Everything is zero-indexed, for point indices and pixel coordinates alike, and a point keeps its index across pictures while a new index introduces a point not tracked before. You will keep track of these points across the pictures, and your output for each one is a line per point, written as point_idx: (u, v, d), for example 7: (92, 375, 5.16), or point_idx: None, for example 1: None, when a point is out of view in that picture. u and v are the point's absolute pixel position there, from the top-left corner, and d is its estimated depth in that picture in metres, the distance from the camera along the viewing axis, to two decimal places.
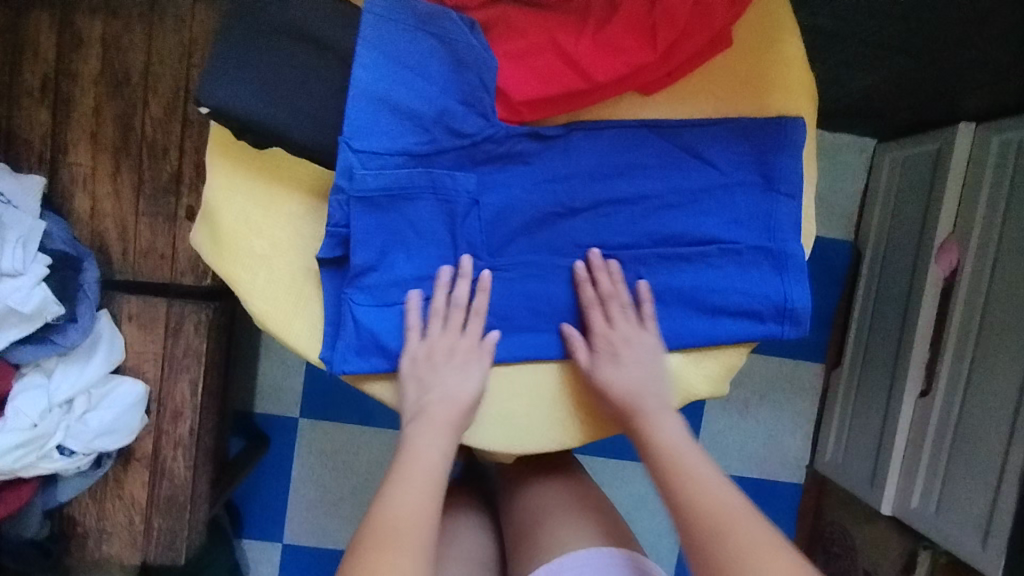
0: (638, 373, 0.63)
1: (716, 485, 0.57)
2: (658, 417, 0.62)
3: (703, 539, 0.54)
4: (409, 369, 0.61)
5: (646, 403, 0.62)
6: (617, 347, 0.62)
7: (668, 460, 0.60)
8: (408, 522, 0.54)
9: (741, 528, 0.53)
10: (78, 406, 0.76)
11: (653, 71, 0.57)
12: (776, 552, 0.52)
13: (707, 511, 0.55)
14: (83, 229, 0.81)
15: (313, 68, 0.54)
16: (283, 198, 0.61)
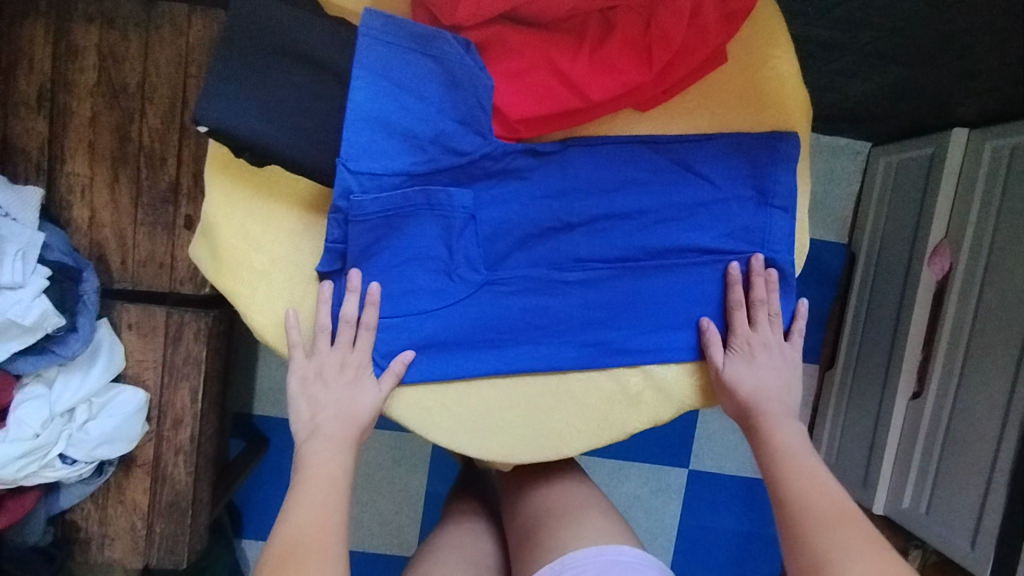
0: (769, 378, 0.65)
1: (828, 488, 0.58)
2: (773, 421, 0.64)
3: (806, 529, 0.55)
4: (300, 388, 0.62)
5: (769, 405, 0.64)
6: (754, 350, 0.64)
7: (783, 461, 0.61)
8: (308, 534, 0.55)
9: (845, 532, 0.54)
10: (79, 415, 0.77)
11: (648, 89, 0.58)
12: (877, 550, 0.53)
13: (820, 509, 0.56)
14: (81, 238, 0.82)
15: (312, 88, 0.55)
16: (281, 214, 0.61)
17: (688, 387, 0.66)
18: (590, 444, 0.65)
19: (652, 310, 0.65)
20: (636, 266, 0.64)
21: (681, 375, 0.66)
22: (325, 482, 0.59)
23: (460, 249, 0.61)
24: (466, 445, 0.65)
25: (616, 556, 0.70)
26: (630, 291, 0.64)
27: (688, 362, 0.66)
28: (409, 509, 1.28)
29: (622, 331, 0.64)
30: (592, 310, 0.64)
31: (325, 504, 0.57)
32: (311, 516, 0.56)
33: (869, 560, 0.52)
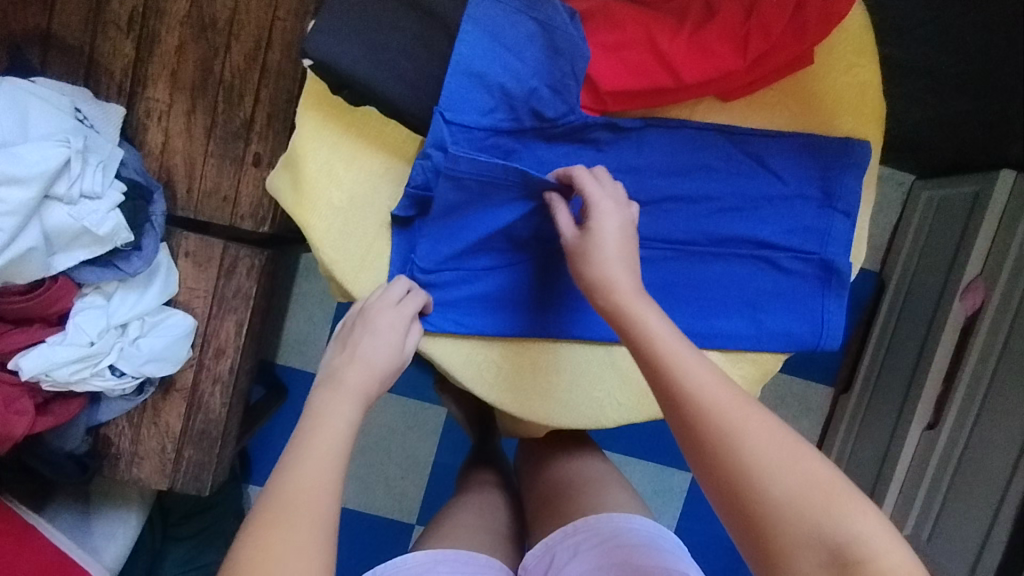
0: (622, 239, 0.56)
1: (707, 372, 0.49)
2: (634, 301, 0.54)
3: (715, 449, 0.46)
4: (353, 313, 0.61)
5: (620, 288, 0.54)
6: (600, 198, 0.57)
7: (651, 350, 0.51)
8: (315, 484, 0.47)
9: (752, 425, 0.46)
10: (132, 330, 0.79)
11: (737, 79, 0.60)
12: (787, 453, 0.45)
13: (715, 407, 0.47)
14: (153, 162, 0.84)
15: (419, 35, 0.57)
16: (366, 155, 0.63)
17: (730, 374, 0.67)
18: (628, 416, 0.67)
19: (705, 295, 0.66)
20: (694, 251, 0.66)
21: (724, 363, 0.67)
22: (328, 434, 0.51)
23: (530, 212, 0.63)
24: (508, 403, 0.66)
25: (626, 522, 0.72)
26: (686, 275, 0.66)
27: (732, 350, 0.67)
28: (415, 476, 1.30)
29: (675, 313, 0.66)
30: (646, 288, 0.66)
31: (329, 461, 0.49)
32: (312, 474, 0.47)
33: (784, 464, 0.44)
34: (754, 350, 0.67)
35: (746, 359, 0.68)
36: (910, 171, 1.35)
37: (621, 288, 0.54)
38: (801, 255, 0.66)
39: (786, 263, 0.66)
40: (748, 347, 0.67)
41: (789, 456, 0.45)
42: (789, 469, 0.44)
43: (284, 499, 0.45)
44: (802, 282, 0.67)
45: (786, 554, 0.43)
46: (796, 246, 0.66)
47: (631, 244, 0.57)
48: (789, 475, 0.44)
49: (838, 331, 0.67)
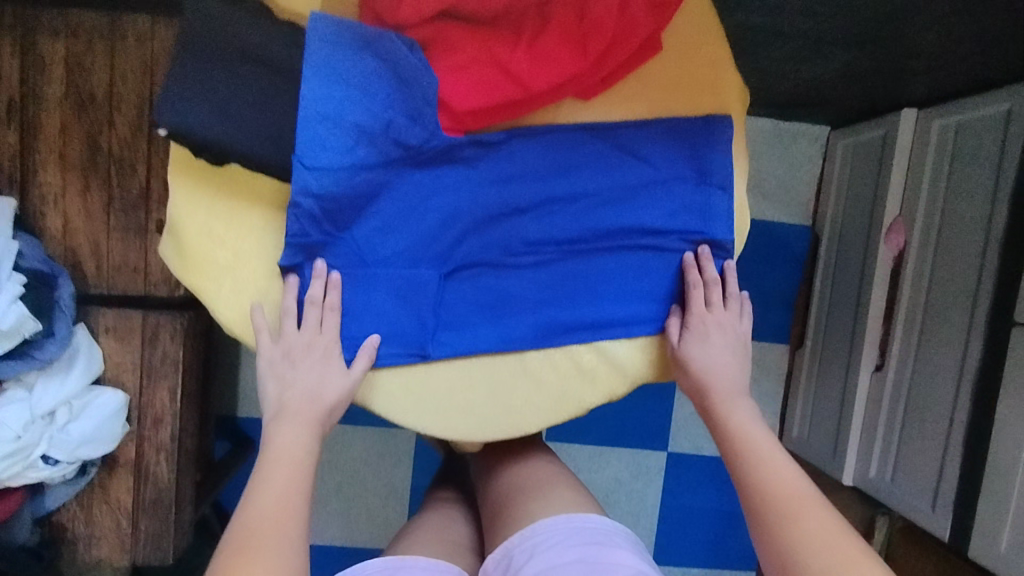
0: (728, 362, 0.68)
1: (778, 468, 0.61)
2: (728, 403, 0.67)
3: (773, 521, 0.57)
4: (270, 362, 0.63)
5: (726, 388, 0.67)
6: (708, 330, 0.67)
7: (739, 445, 0.64)
8: (271, 528, 0.55)
9: (809, 512, 0.57)
10: (60, 417, 0.79)
11: (587, 78, 0.61)
12: (837, 535, 0.55)
13: (777, 492, 0.59)
14: (55, 246, 0.84)
15: (265, 89, 0.57)
16: (242, 211, 0.63)
17: (641, 359, 0.69)
18: (548, 421, 0.69)
19: (604, 290, 0.68)
20: (586, 247, 0.67)
21: (633, 351, 0.69)
22: (280, 475, 0.59)
23: (414, 238, 0.64)
24: (429, 427, 0.68)
25: (583, 523, 0.73)
26: (581, 272, 0.67)
27: (638, 337, 0.69)
28: (394, 502, 1.30)
29: (578, 313, 0.67)
30: (544, 292, 0.67)
31: (286, 500, 0.57)
32: (269, 520, 0.55)
33: (828, 540, 0.54)
34: (659, 333, 0.69)
35: (653, 343, 0.69)
36: (824, 124, 1.39)
37: (720, 388, 0.67)
38: (688, 233, 0.68)
39: (675, 244, 0.68)
40: (651, 330, 0.69)
41: (834, 543, 0.54)
42: (825, 546, 0.54)
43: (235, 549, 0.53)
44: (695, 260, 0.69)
45: None
46: (681, 226, 0.68)
47: (740, 348, 0.69)
48: (829, 553, 0.54)
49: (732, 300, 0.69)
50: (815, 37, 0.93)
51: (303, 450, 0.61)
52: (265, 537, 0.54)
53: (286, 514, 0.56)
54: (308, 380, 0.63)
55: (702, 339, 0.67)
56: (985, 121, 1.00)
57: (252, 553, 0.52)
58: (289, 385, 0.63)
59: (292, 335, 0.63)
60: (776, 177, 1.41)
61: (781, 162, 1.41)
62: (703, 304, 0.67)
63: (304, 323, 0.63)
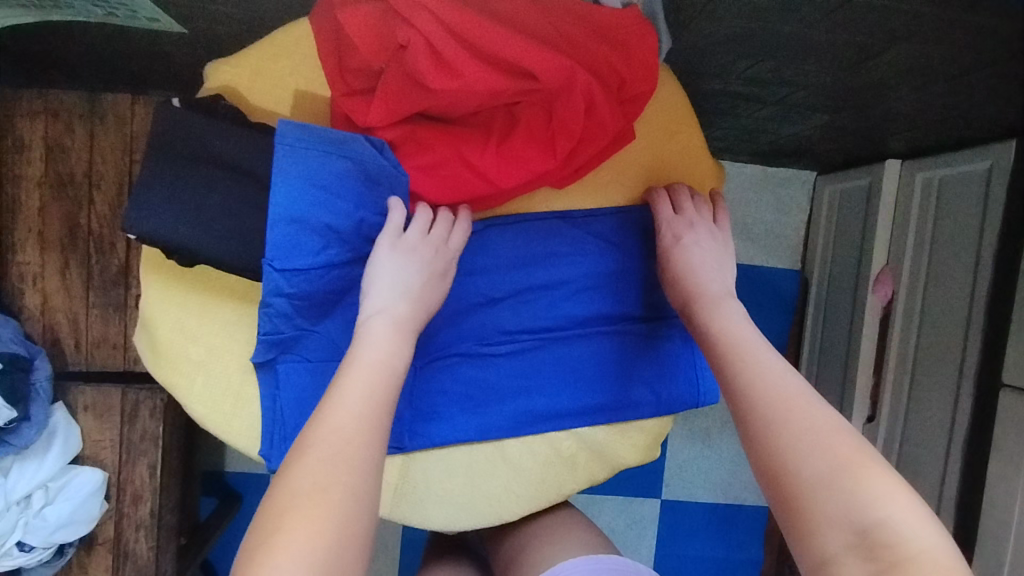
0: (704, 261, 0.61)
1: (769, 367, 0.51)
2: (711, 304, 0.58)
3: (757, 423, 0.48)
4: (388, 252, 0.57)
5: (708, 290, 0.59)
6: (684, 233, 0.63)
7: (722, 344, 0.55)
8: (353, 440, 0.46)
9: (799, 409, 0.48)
10: (36, 501, 0.79)
11: (558, 174, 0.61)
12: (834, 433, 0.46)
13: (767, 389, 0.50)
14: (34, 324, 0.84)
15: (234, 192, 0.57)
16: (215, 305, 0.63)
17: (620, 445, 0.68)
18: (526, 508, 0.68)
19: (583, 376, 0.66)
20: (563, 334, 0.66)
21: (613, 437, 0.68)
22: (369, 385, 0.49)
23: None
24: (406, 516, 0.67)
25: (609, 565, 0.72)
26: (559, 358, 0.66)
27: (618, 424, 0.68)
28: (384, 557, 1.29)
29: (557, 399, 0.66)
30: (522, 379, 0.66)
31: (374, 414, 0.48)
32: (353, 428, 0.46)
33: (820, 446, 0.45)
34: (638, 419, 0.68)
35: (634, 429, 0.69)
36: (810, 169, 1.39)
37: (701, 292, 0.59)
38: (666, 318, 0.68)
39: (655, 329, 0.67)
40: (632, 416, 0.67)
41: (831, 442, 0.45)
42: (817, 445, 0.45)
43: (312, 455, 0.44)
44: (673, 346, 0.68)
45: (811, 530, 0.43)
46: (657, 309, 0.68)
47: (718, 250, 0.63)
48: (822, 454, 0.45)
49: (714, 387, 0.68)
50: (794, 101, 0.94)
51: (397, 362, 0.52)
52: (347, 447, 0.45)
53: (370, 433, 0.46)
54: (420, 287, 0.57)
55: (689, 240, 0.62)
56: (968, 178, 1.00)
57: (331, 461, 0.44)
58: (400, 279, 0.56)
59: (411, 235, 0.58)
60: (764, 223, 1.41)
61: (768, 208, 1.41)
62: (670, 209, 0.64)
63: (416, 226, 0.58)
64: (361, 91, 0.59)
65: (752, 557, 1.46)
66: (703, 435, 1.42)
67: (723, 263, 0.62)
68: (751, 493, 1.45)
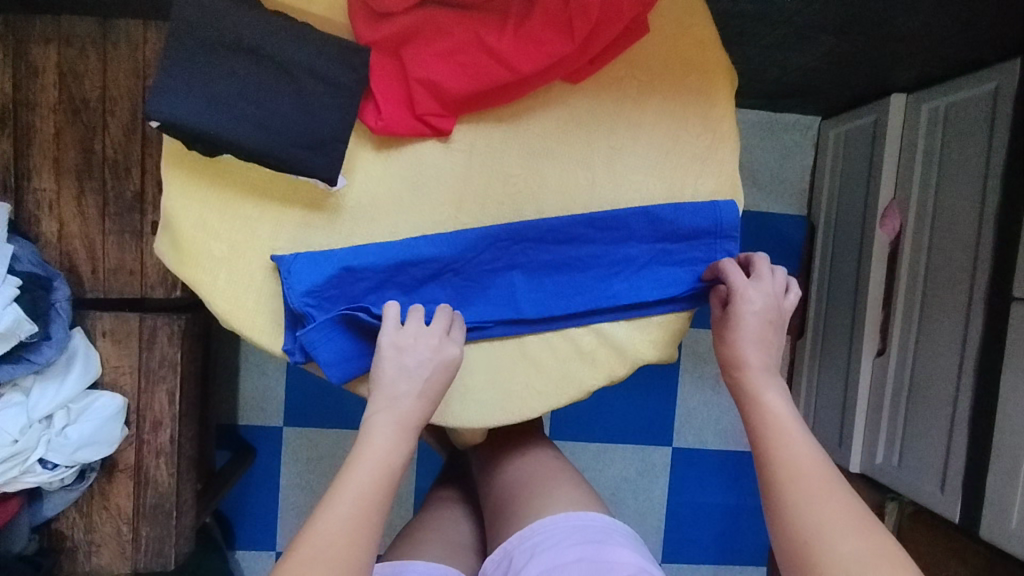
0: (760, 335, 0.64)
1: (810, 454, 0.56)
2: (759, 380, 0.62)
3: (797, 499, 0.53)
4: (387, 357, 0.60)
5: (756, 366, 0.63)
6: (751, 307, 0.64)
7: (764, 422, 0.60)
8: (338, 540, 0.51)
9: (835, 498, 0.53)
10: (57, 421, 0.80)
11: (574, 61, 0.62)
12: (865, 524, 0.51)
13: (804, 470, 0.55)
14: (51, 251, 0.84)
15: (258, 79, 0.58)
16: (237, 202, 0.63)
17: (639, 341, 0.69)
18: (551, 404, 0.68)
19: (603, 271, 0.67)
20: (587, 229, 0.66)
21: (631, 332, 0.69)
22: (360, 492, 0.54)
23: (415, 219, 0.65)
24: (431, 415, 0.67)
25: (585, 521, 0.70)
26: (582, 255, 0.67)
27: (636, 319, 0.69)
28: (398, 506, 1.29)
29: (576, 295, 0.67)
30: (544, 275, 0.67)
31: (359, 517, 0.53)
32: (343, 530, 0.51)
33: (854, 536, 0.50)
34: (658, 313, 0.69)
35: (652, 324, 0.69)
36: (814, 114, 1.39)
37: (752, 365, 0.63)
38: (695, 212, 0.67)
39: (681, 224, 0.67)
40: (650, 310, 0.68)
41: (858, 531, 0.50)
42: (845, 533, 0.50)
43: (303, 541, 0.51)
44: (698, 244, 0.68)
45: None
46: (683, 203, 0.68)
47: (772, 327, 0.65)
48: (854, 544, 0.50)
49: None
50: (801, 22, 0.94)
51: (393, 458, 0.57)
52: (334, 545, 0.51)
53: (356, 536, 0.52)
54: (422, 385, 0.60)
55: (746, 307, 0.64)
56: (975, 100, 1.00)
57: (314, 551, 0.50)
58: (407, 379, 0.60)
59: (404, 339, 0.61)
60: (770, 169, 1.41)
61: (773, 154, 1.41)
62: (741, 279, 0.65)
63: (411, 328, 0.61)
64: None
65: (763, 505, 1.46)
66: (712, 383, 1.43)
67: (775, 340, 0.64)
68: None
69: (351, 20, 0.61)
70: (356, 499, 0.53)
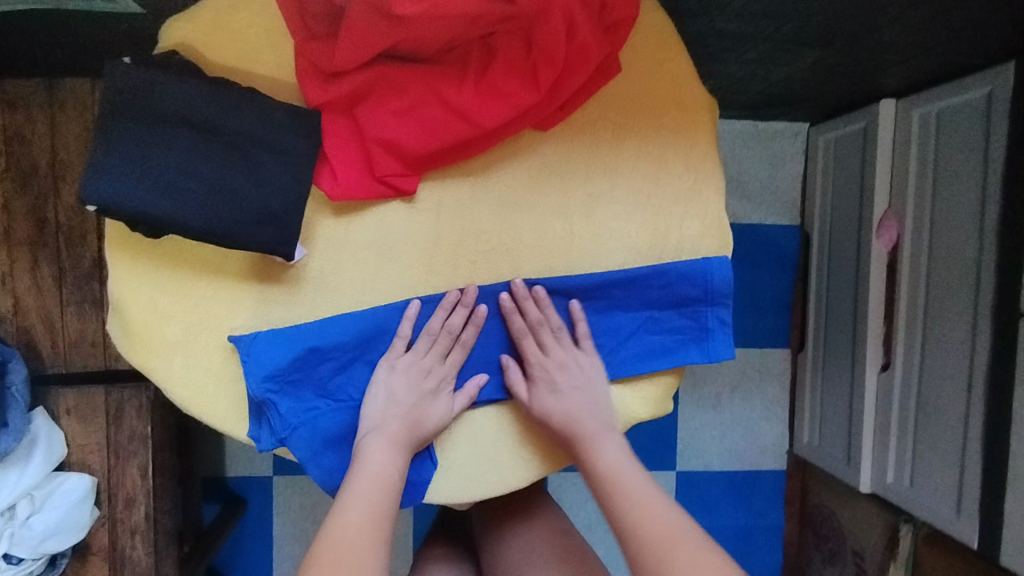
0: (581, 399, 0.62)
1: (662, 508, 0.56)
2: (595, 441, 0.61)
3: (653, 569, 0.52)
4: (386, 377, 0.60)
5: (587, 428, 0.61)
6: (557, 377, 0.61)
7: (611, 484, 0.59)
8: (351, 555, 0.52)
9: (688, 558, 0.52)
10: (21, 511, 0.75)
11: (543, 108, 0.58)
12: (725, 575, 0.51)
13: (652, 530, 0.54)
14: (7, 327, 0.79)
15: (201, 152, 0.53)
16: (190, 280, 0.59)
17: (631, 400, 0.65)
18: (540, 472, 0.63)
19: (586, 330, 0.64)
20: (568, 297, 0.62)
21: (621, 392, 0.64)
22: (365, 509, 0.55)
23: (383, 288, 0.61)
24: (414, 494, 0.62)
25: None
26: (564, 326, 0.63)
27: (625, 378, 0.64)
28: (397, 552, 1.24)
29: None
30: (526, 349, 0.62)
31: (371, 529, 0.54)
32: (353, 545, 0.52)
33: None
34: (647, 371, 0.64)
35: (642, 382, 0.65)
36: (802, 121, 1.35)
37: (583, 431, 0.61)
38: (684, 269, 0.62)
39: (670, 285, 0.62)
40: (641, 370, 0.64)
41: None
42: None
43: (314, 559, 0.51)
44: (687, 309, 0.64)
45: None
46: (668, 255, 0.63)
47: (601, 382, 0.63)
48: None
49: (725, 346, 0.64)
50: (782, 37, 0.90)
51: (394, 473, 0.57)
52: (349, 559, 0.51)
53: (372, 543, 0.53)
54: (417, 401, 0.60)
55: (546, 377, 0.61)
56: (968, 106, 0.97)
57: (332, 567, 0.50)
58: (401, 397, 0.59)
59: (409, 357, 0.60)
60: (759, 179, 1.38)
61: (763, 164, 1.37)
62: (537, 347, 0.62)
63: (418, 346, 0.60)
64: (324, 34, 0.56)
65: (775, 523, 1.42)
66: (713, 402, 1.39)
67: (600, 399, 0.62)
68: (767, 458, 1.42)
69: (299, 81, 0.57)
70: (360, 520, 0.54)
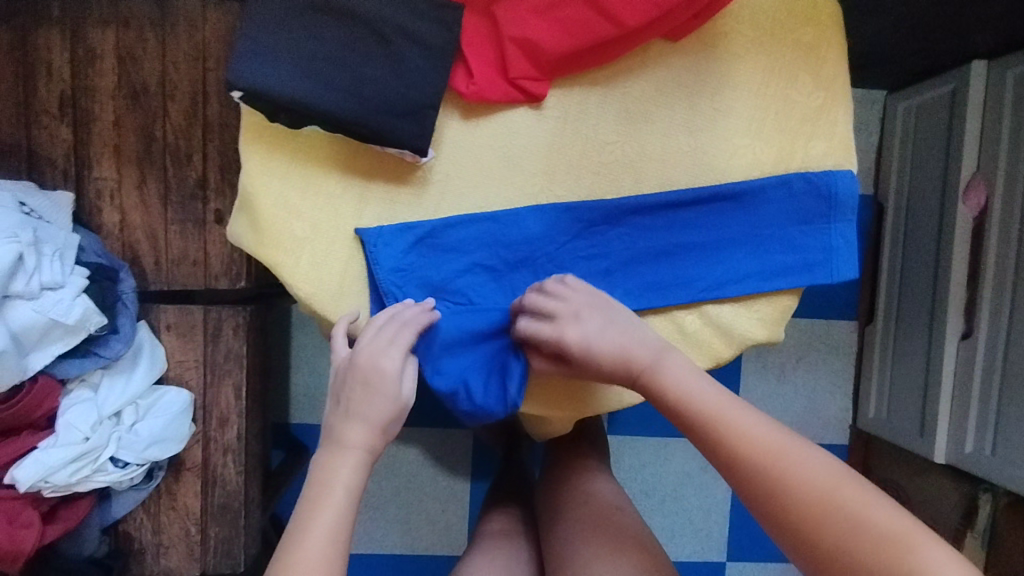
0: (606, 341, 0.56)
1: (744, 417, 0.51)
2: (653, 367, 0.55)
3: (760, 485, 0.49)
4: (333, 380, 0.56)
5: (637, 357, 0.56)
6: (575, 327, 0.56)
7: (679, 402, 0.54)
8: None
9: (793, 463, 0.49)
10: (127, 417, 0.77)
11: (680, 15, 0.58)
12: (836, 481, 0.47)
13: (749, 443, 0.50)
14: (113, 242, 0.81)
15: (346, 43, 0.54)
16: (320, 178, 0.60)
17: (746, 320, 0.63)
18: None
19: (707, 246, 0.63)
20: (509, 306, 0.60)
21: (737, 311, 0.63)
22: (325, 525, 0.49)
23: (506, 193, 0.61)
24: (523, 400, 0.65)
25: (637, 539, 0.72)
26: (684, 241, 0.62)
27: (742, 298, 0.63)
28: (455, 507, 1.21)
29: (680, 284, 0.62)
30: (646, 261, 0.62)
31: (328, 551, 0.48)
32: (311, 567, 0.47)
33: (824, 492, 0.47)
34: (767, 291, 0.63)
35: (759, 301, 0.63)
36: (880, 88, 1.34)
37: (633, 365, 0.56)
38: (811, 187, 0.62)
39: (794, 199, 0.62)
40: (761, 289, 0.62)
41: (834, 486, 0.47)
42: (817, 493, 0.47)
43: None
44: (813, 229, 0.62)
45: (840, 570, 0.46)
46: (799, 173, 0.62)
47: (608, 312, 0.57)
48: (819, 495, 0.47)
49: (848, 267, 0.62)
50: None
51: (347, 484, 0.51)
52: None
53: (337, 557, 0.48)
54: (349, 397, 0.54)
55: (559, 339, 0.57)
56: None
57: None
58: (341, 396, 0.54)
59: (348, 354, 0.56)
60: None
61: None
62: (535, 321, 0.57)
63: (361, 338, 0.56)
64: None
65: None
66: (777, 372, 1.36)
67: (618, 318, 0.57)
68: (830, 431, 1.39)
69: None
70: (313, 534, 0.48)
